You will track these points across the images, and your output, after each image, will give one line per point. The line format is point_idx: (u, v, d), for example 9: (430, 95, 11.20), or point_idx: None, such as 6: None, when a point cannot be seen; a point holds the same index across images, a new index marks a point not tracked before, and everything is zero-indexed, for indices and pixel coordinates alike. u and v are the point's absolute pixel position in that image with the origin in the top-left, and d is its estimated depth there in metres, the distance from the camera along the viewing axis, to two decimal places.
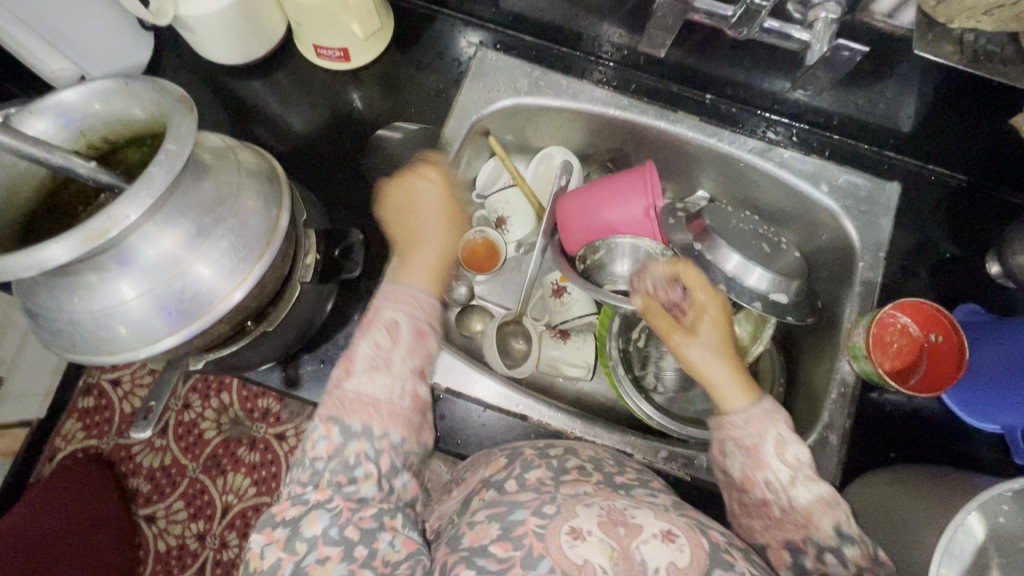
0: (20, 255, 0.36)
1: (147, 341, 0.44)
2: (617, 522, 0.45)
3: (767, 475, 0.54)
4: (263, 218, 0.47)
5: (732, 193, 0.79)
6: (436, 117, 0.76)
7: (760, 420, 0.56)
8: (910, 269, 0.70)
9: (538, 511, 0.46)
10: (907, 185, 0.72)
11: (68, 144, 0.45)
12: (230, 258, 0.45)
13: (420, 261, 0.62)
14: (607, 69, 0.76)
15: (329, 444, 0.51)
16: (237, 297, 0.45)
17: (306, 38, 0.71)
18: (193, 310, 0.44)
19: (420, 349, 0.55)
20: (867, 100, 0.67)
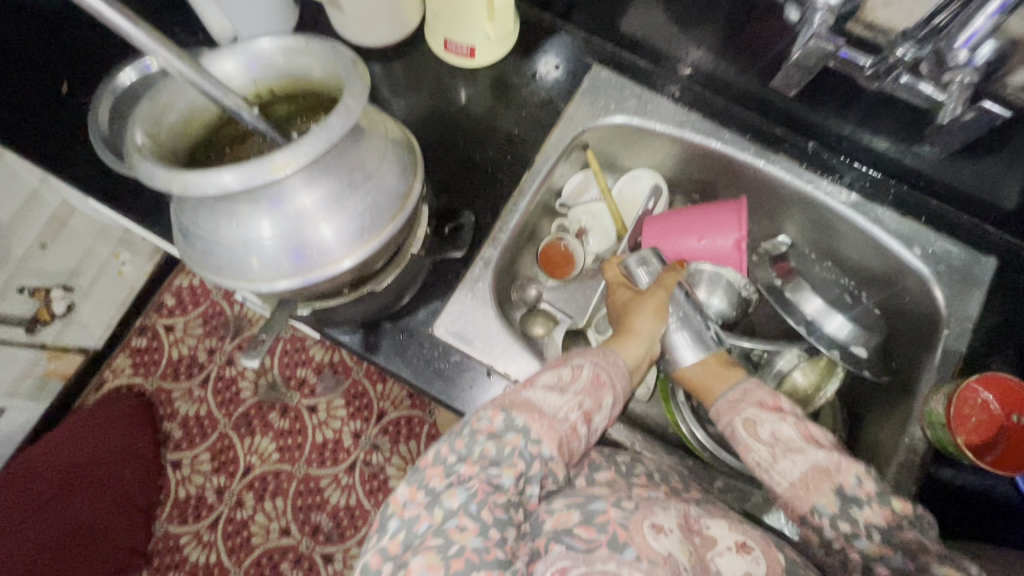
0: (207, 175, 0.40)
1: (280, 275, 0.47)
2: (693, 528, 0.47)
3: (756, 455, 0.56)
4: (400, 184, 0.50)
5: (816, 243, 0.80)
6: (542, 123, 0.79)
7: (744, 394, 0.60)
8: (996, 346, 0.69)
9: (618, 503, 0.48)
10: (1002, 262, 0.72)
11: (241, 89, 0.50)
12: (367, 215, 0.48)
13: (647, 344, 0.64)
14: (714, 103, 0.79)
15: (490, 425, 0.52)
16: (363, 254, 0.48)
17: (439, 31, 0.76)
18: (326, 256, 0.48)
19: (598, 393, 0.55)
20: (979, 172, 0.67)
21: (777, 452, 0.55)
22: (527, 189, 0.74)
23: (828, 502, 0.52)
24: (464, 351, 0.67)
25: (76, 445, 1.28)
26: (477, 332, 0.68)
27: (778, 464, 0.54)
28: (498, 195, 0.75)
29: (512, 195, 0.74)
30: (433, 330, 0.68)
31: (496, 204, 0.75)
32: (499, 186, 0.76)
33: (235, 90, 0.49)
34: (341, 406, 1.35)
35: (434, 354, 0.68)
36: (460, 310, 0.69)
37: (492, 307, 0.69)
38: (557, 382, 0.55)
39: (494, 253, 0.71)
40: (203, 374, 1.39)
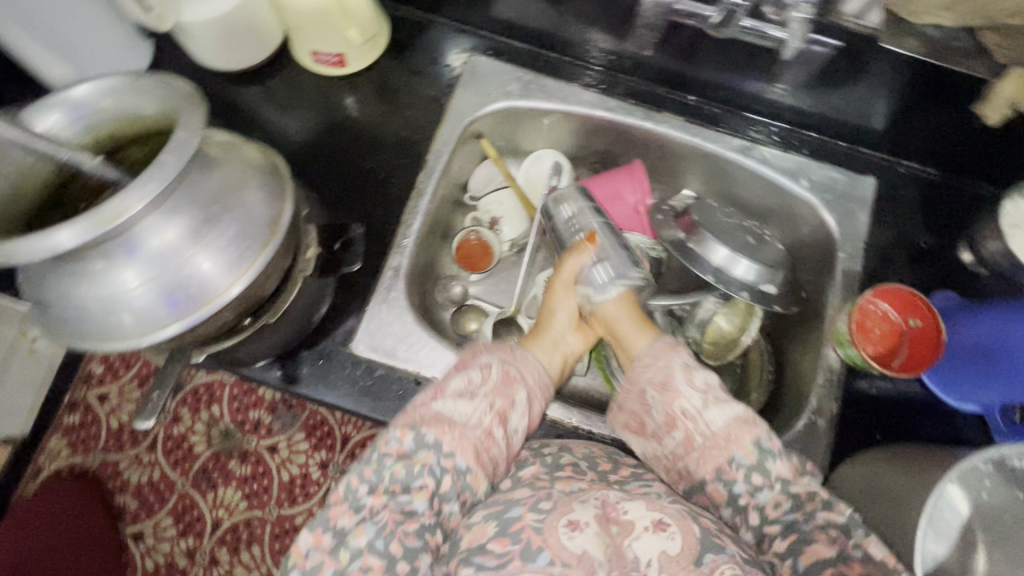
0: (31, 239, 0.37)
1: (151, 328, 0.44)
2: (609, 518, 0.48)
3: (682, 405, 0.57)
4: (266, 210, 0.48)
5: (717, 191, 0.82)
6: (430, 120, 0.78)
7: (663, 352, 0.60)
8: (888, 259, 0.73)
9: (534, 508, 0.48)
10: (882, 180, 0.76)
11: (76, 140, 0.46)
12: (234, 248, 0.46)
13: (554, 344, 0.66)
14: (595, 72, 0.80)
15: (400, 447, 0.52)
16: (237, 289, 0.46)
17: (303, 44, 0.73)
18: (198, 298, 0.45)
19: (510, 392, 0.56)
20: (845, 98, 0.70)
21: (700, 402, 0.57)
22: (424, 189, 0.73)
23: (750, 455, 0.55)
24: (388, 364, 0.66)
25: (24, 541, 1.21)
26: (397, 342, 0.67)
27: (707, 412, 0.56)
28: (397, 200, 0.74)
29: (410, 198, 0.73)
30: (354, 349, 0.66)
31: (397, 209, 0.74)
32: (397, 191, 0.74)
33: (68, 142, 0.45)
34: (302, 440, 1.31)
35: (359, 372, 0.66)
36: (377, 323, 0.67)
37: (409, 314, 0.68)
38: (467, 387, 0.55)
39: (402, 259, 0.70)
40: (149, 438, 1.32)
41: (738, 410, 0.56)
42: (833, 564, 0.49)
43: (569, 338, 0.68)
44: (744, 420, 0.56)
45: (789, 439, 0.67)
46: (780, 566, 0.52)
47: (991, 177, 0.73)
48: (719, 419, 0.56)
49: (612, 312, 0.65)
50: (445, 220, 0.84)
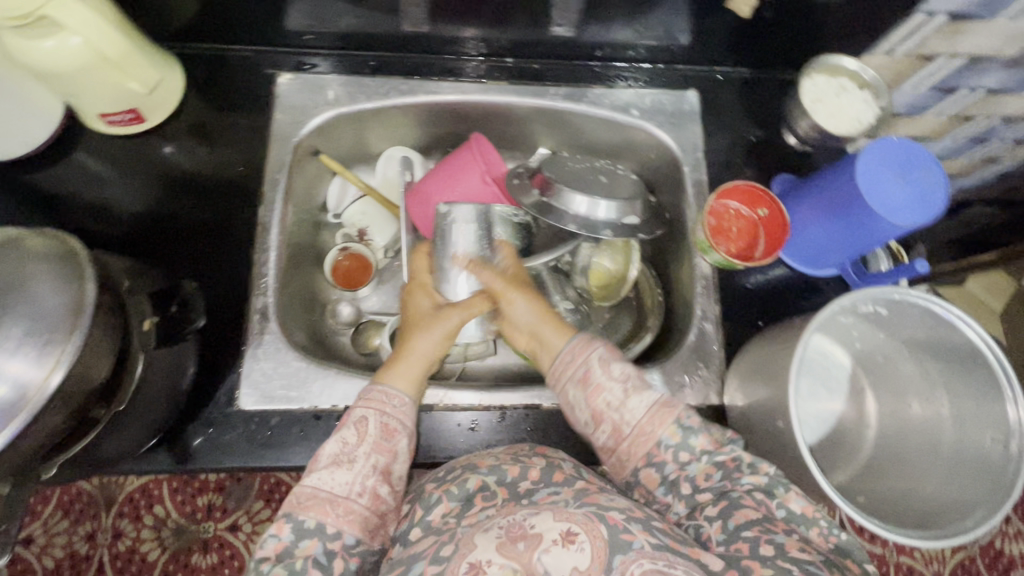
0: None
1: None
2: (516, 537, 0.47)
3: (605, 398, 0.59)
4: (62, 290, 0.44)
5: (566, 141, 0.84)
6: (257, 150, 0.74)
7: (582, 348, 0.62)
8: (728, 160, 0.77)
9: (435, 558, 0.49)
10: (703, 90, 0.80)
11: None
12: (32, 341, 0.42)
13: (417, 364, 0.63)
14: (410, 58, 0.78)
15: (278, 544, 0.51)
16: (55, 381, 0.42)
17: (87, 110, 0.67)
18: (8, 406, 0.41)
19: (390, 446, 0.57)
20: (641, 29, 0.74)
21: (622, 392, 0.59)
22: (270, 222, 0.70)
23: (675, 435, 0.56)
24: (283, 408, 0.64)
25: None
26: (286, 383, 0.65)
27: (629, 403, 0.58)
28: (246, 241, 0.71)
29: (258, 235, 0.70)
30: (242, 405, 0.63)
31: (247, 250, 0.70)
32: (243, 231, 0.71)
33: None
34: (263, 508, 1.26)
35: (254, 426, 0.63)
36: (259, 371, 0.64)
37: (291, 352, 0.66)
38: (348, 446, 0.56)
39: (267, 299, 0.67)
40: (94, 565, 1.20)
41: (654, 397, 0.59)
42: (759, 522, 0.51)
43: (432, 346, 0.65)
44: (663, 404, 0.58)
45: (686, 354, 0.70)
46: (709, 527, 0.53)
47: (793, 61, 0.78)
48: (639, 408, 0.58)
49: (528, 321, 0.66)
50: (312, 248, 0.82)
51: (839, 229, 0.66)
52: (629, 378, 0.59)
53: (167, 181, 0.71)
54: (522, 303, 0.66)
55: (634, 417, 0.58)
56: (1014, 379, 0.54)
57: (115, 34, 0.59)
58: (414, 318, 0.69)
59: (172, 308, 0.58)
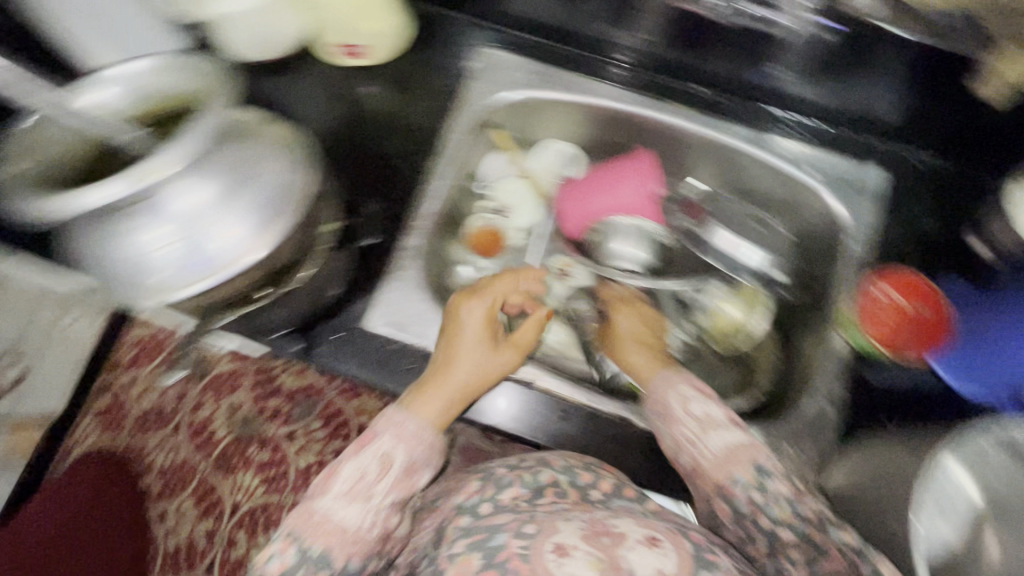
0: (69, 197, 0.42)
1: (175, 287, 0.49)
2: (598, 532, 0.49)
3: (683, 428, 0.59)
4: (283, 183, 0.52)
5: (725, 180, 0.83)
6: (445, 109, 0.80)
7: (672, 380, 0.63)
8: (896, 247, 0.73)
9: (518, 534, 0.50)
10: (889, 169, 0.76)
11: (122, 113, 0.52)
12: (251, 217, 0.50)
13: (445, 398, 0.62)
14: (605, 62, 0.82)
15: (282, 563, 0.52)
16: (256, 257, 0.50)
17: (320, 41, 0.78)
18: (217, 261, 0.49)
19: (408, 487, 0.58)
20: (846, 91, 0.72)
21: (700, 426, 0.58)
22: (438, 175, 0.77)
23: (752, 479, 0.55)
24: (402, 339, 0.69)
25: None
26: (412, 317, 0.70)
27: (708, 437, 0.58)
28: (413, 184, 0.77)
29: (426, 183, 0.76)
30: (368, 324, 0.69)
31: (412, 193, 0.76)
32: (414, 175, 0.77)
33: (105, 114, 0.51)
34: None
35: (374, 347, 0.68)
36: (392, 301, 0.70)
37: (423, 293, 0.72)
38: (361, 464, 0.57)
39: (417, 240, 0.73)
40: None
41: (738, 437, 0.57)
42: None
43: (500, 358, 0.67)
44: (747, 446, 0.57)
45: (795, 424, 0.67)
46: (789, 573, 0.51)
47: None
48: (718, 443, 0.57)
49: (638, 361, 0.68)
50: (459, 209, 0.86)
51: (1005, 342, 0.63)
52: (711, 419, 0.59)
53: (363, 114, 0.79)
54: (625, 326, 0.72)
55: (709, 450, 0.57)
56: None
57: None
58: (457, 345, 0.65)
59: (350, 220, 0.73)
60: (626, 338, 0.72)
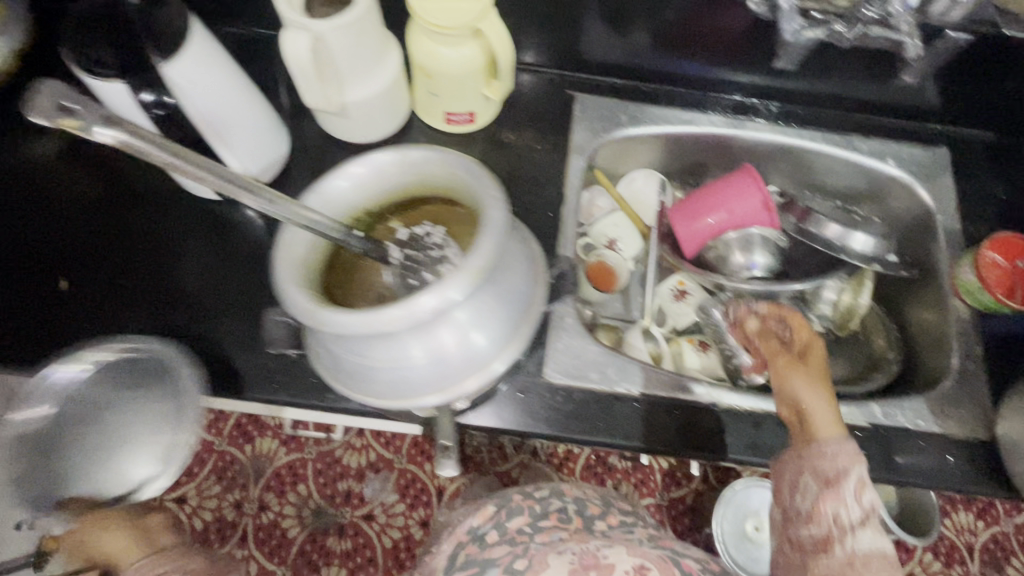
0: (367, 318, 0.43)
1: (427, 391, 0.51)
2: (587, 565, 0.61)
3: (836, 509, 0.57)
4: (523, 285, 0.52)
5: (803, 182, 0.93)
6: (552, 158, 0.82)
7: (850, 455, 0.58)
8: (981, 214, 0.82)
9: (510, 567, 0.65)
10: (952, 148, 0.86)
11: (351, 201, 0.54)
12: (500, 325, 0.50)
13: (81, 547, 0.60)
14: (684, 93, 0.87)
15: None
16: (498, 365, 0.51)
17: (437, 108, 0.77)
18: (465, 369, 0.51)
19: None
20: (914, 88, 0.81)
21: (858, 518, 0.56)
22: (567, 221, 0.79)
23: None
24: (583, 386, 0.70)
25: None
26: (586, 364, 0.71)
27: (858, 532, 0.56)
28: (543, 231, 0.78)
29: (557, 232, 0.78)
30: (548, 376, 0.70)
31: (545, 241, 0.78)
32: (541, 223, 0.79)
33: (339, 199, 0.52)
34: (396, 502, 1.44)
35: (559, 399, 0.70)
36: (562, 350, 0.72)
37: (587, 337, 0.73)
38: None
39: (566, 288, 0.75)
40: (236, 533, 1.39)
41: (885, 546, 0.56)
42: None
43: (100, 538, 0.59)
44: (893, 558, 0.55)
45: (952, 386, 0.73)
46: None
47: None
48: (865, 541, 0.55)
49: (810, 395, 0.63)
50: None
51: None
52: (871, 514, 0.56)
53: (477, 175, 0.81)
54: (800, 381, 0.64)
55: (855, 546, 0.55)
56: None
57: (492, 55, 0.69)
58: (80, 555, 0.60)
59: None
60: (800, 365, 0.66)
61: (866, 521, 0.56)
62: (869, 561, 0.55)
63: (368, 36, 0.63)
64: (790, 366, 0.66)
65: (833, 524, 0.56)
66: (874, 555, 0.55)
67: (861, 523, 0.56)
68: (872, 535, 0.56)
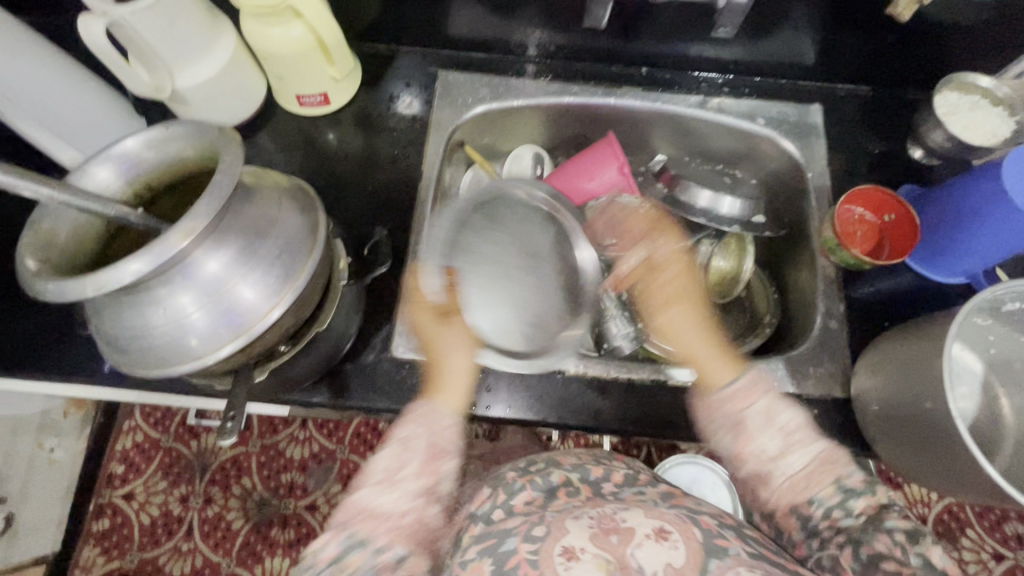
0: (103, 271, 0.40)
1: (212, 350, 0.48)
2: (609, 529, 0.52)
3: (757, 446, 0.54)
4: (302, 229, 0.52)
5: (686, 148, 0.90)
6: (414, 139, 0.83)
7: (748, 392, 0.57)
8: (851, 170, 0.81)
9: (529, 535, 0.53)
10: (825, 105, 0.84)
11: (121, 189, 0.51)
12: (276, 272, 0.49)
13: None
14: (551, 64, 0.87)
15: None
16: (278, 313, 0.49)
17: (287, 91, 0.77)
18: (245, 321, 0.48)
19: (438, 467, 0.55)
20: (776, 46, 0.80)
21: (778, 445, 0.54)
22: (426, 197, 0.78)
23: (833, 496, 0.52)
24: (430, 360, 0.69)
25: None
26: None
27: (785, 455, 0.54)
28: (401, 208, 0.78)
29: (415, 209, 0.77)
30: (395, 352, 0.69)
31: (402, 218, 0.77)
32: (400, 200, 0.78)
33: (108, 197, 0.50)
34: (340, 491, 1.33)
35: (404, 374, 0.68)
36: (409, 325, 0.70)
37: None
38: None
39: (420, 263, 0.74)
40: (184, 527, 1.30)
41: (817, 450, 0.54)
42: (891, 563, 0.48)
43: None
44: (826, 459, 0.54)
45: (811, 344, 0.72)
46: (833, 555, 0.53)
47: (921, 80, 0.81)
48: (797, 463, 0.54)
49: (694, 343, 0.65)
50: None
51: (960, 209, 0.68)
52: (790, 433, 0.54)
53: (338, 154, 0.81)
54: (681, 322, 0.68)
55: (789, 471, 0.53)
56: None
57: (318, 36, 0.70)
58: None
59: (363, 254, 0.73)
60: (679, 291, 0.70)
61: (788, 446, 0.54)
62: (814, 475, 0.53)
63: (182, 18, 0.64)
64: (690, 308, 0.69)
65: (764, 462, 0.54)
66: (833, 454, 0.54)
67: (782, 451, 0.54)
68: (809, 448, 0.54)
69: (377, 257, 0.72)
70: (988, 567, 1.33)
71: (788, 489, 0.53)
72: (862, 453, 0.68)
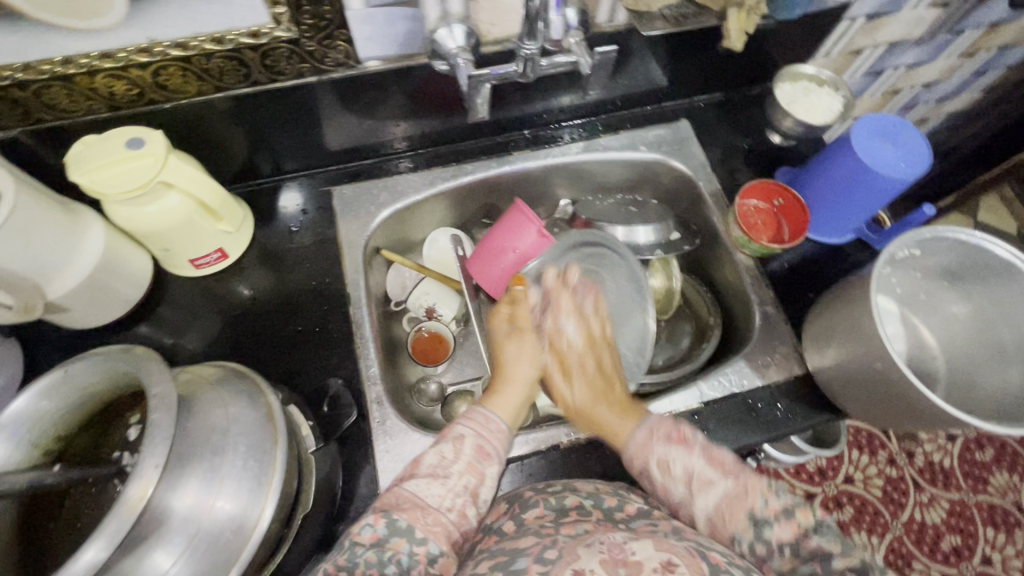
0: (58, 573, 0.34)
1: None
2: (619, 561, 0.44)
3: (682, 465, 0.56)
4: (258, 417, 0.47)
5: (587, 189, 0.95)
6: (328, 260, 0.79)
7: (659, 424, 0.59)
8: (731, 168, 0.90)
9: (540, 558, 0.47)
10: (690, 119, 0.93)
11: (26, 455, 0.44)
12: (250, 476, 0.45)
13: None
14: (439, 151, 0.88)
15: None
16: (270, 513, 0.45)
17: (178, 259, 0.72)
18: (237, 541, 0.44)
19: (481, 468, 0.55)
20: (631, 84, 0.87)
21: (685, 488, 0.55)
22: (361, 319, 0.74)
23: (745, 529, 0.51)
24: None
25: None
26: None
27: (694, 496, 0.54)
28: (340, 339, 0.74)
29: (353, 334, 0.73)
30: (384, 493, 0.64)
31: (344, 348, 0.73)
32: (335, 331, 0.74)
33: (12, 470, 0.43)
34: None
35: None
36: (390, 458, 0.66)
37: (414, 430, 0.67)
38: None
39: (379, 388, 0.70)
40: None
41: (723, 487, 0.53)
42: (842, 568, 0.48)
43: None
44: (731, 493, 0.53)
45: (760, 335, 0.77)
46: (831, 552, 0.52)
47: (758, 78, 0.92)
48: (706, 499, 0.54)
49: (585, 402, 0.65)
50: (387, 337, 0.86)
51: (830, 183, 0.78)
52: (691, 474, 0.55)
53: (252, 303, 0.75)
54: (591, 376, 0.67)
55: (700, 509, 0.54)
56: (1006, 247, 0.65)
57: (198, 199, 0.65)
58: None
59: (323, 409, 0.68)
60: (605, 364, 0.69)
61: (692, 484, 0.55)
62: (724, 512, 0.53)
63: (36, 227, 0.57)
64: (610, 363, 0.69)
65: (679, 502, 0.55)
66: (744, 486, 0.53)
67: (690, 489, 0.55)
68: (716, 487, 0.54)
69: (340, 407, 0.67)
70: (946, 450, 1.47)
71: (732, 502, 0.53)
72: (837, 417, 0.74)
